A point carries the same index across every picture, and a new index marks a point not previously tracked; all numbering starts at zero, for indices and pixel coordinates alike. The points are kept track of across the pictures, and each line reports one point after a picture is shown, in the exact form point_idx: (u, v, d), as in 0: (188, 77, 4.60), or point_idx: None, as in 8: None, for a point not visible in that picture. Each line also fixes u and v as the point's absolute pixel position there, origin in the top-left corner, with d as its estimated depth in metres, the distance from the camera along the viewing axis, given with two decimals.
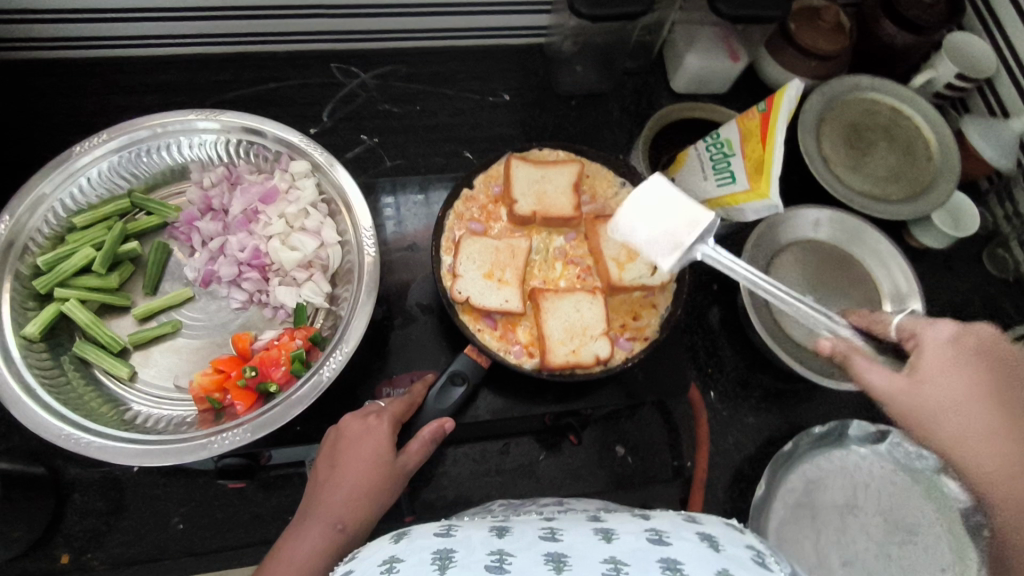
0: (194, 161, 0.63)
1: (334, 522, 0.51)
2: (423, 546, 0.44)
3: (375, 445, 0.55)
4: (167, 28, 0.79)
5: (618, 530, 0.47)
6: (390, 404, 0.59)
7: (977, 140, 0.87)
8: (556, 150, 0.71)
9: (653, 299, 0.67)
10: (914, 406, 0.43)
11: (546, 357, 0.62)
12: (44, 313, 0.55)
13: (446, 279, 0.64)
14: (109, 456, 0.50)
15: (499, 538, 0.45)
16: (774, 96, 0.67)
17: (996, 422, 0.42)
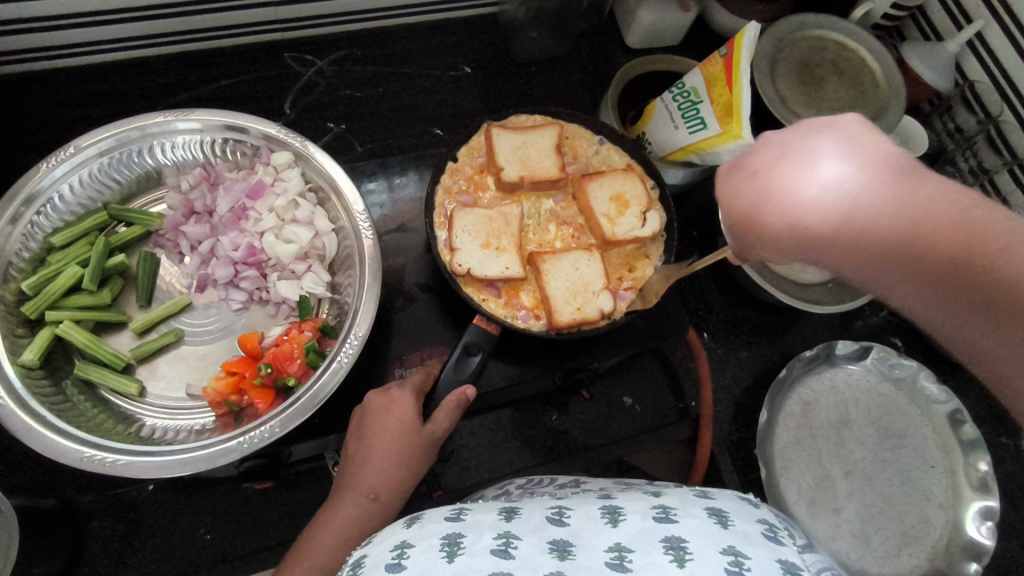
0: (170, 165, 0.61)
1: (367, 492, 0.53)
2: (433, 530, 0.45)
3: (399, 418, 0.56)
4: (104, 33, 0.75)
5: (625, 510, 0.48)
6: (410, 377, 0.60)
7: (918, 64, 0.92)
8: (532, 115, 0.72)
9: (646, 250, 0.70)
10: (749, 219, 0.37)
11: (553, 318, 0.64)
12: (38, 340, 0.53)
13: (444, 254, 0.65)
14: (138, 472, 0.48)
15: (507, 521, 0.46)
16: (734, 38, 0.68)
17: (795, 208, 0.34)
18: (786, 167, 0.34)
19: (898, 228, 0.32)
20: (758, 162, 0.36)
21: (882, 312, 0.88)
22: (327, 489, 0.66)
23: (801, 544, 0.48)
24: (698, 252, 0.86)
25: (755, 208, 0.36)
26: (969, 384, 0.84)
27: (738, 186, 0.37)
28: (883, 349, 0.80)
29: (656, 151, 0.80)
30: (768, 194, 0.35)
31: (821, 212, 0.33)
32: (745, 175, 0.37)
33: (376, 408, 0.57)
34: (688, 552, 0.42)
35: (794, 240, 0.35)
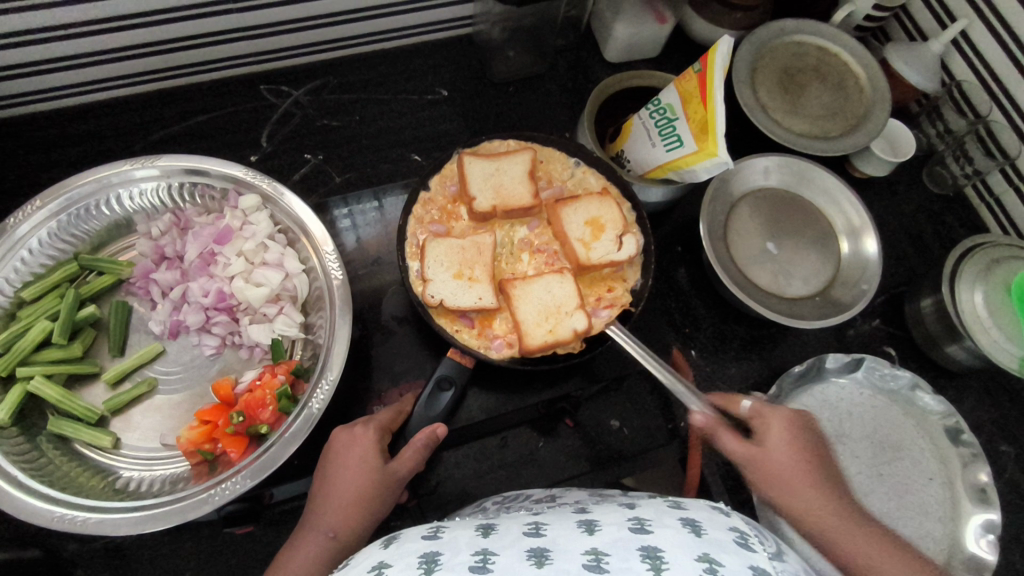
0: (139, 212, 0.62)
1: (326, 530, 0.52)
2: (410, 549, 0.45)
3: (362, 454, 0.55)
4: (76, 76, 0.75)
5: (601, 521, 0.48)
6: (378, 413, 0.60)
7: (902, 67, 0.90)
8: (506, 141, 0.72)
9: (623, 273, 0.69)
10: (761, 465, 0.56)
11: (524, 343, 0.63)
12: (9, 398, 0.53)
13: (417, 286, 0.64)
14: (110, 528, 0.49)
15: (484, 538, 0.46)
16: (707, 54, 0.67)
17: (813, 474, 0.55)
18: (816, 463, 0.56)
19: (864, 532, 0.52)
20: (791, 432, 0.57)
21: (874, 320, 0.87)
22: None
23: (771, 551, 0.47)
24: (683, 267, 0.85)
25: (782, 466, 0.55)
26: (965, 393, 0.83)
27: (771, 422, 0.58)
28: (875, 359, 0.79)
29: (635, 169, 0.79)
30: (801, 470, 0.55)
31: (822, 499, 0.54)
32: (783, 424, 0.58)
33: (339, 446, 0.57)
34: (664, 561, 0.41)
35: (787, 498, 0.54)
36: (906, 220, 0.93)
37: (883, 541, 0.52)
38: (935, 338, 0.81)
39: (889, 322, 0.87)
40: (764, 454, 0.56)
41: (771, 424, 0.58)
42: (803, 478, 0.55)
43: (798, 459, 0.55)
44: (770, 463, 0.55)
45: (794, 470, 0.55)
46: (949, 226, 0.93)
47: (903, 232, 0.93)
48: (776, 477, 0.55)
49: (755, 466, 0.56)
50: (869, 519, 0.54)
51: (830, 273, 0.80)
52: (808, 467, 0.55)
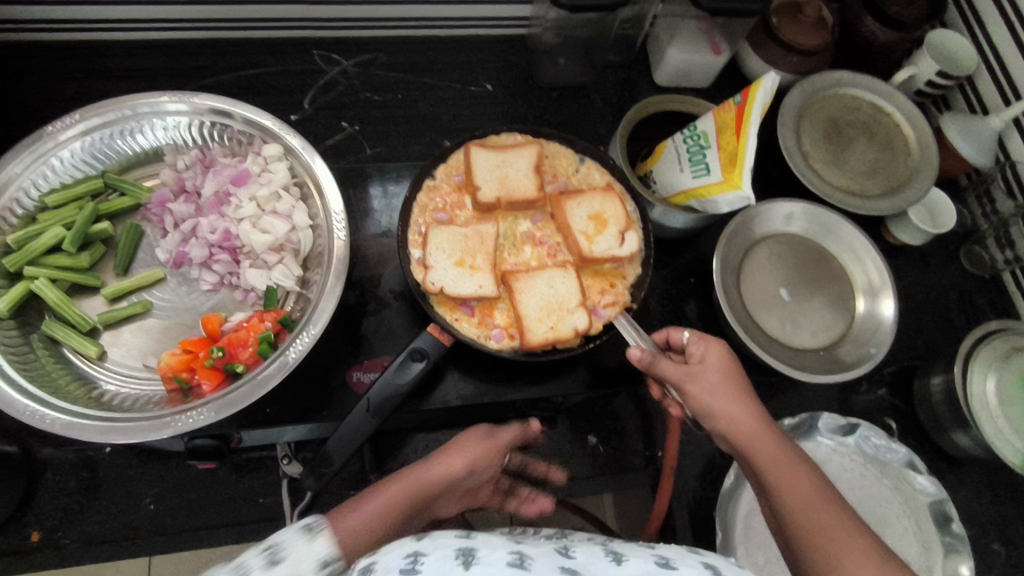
0: (168, 143, 0.64)
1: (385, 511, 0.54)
2: (444, 542, 0.45)
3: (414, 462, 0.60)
4: (143, 12, 0.79)
5: (627, 552, 0.48)
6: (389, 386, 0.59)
7: (956, 138, 0.87)
8: (514, 134, 0.73)
9: (624, 270, 0.69)
10: (699, 385, 0.58)
11: (525, 338, 0.63)
12: (12, 292, 0.56)
13: (418, 271, 0.65)
14: (76, 432, 0.50)
15: (517, 545, 0.47)
16: (749, 87, 0.66)
17: (750, 406, 0.57)
18: (749, 395, 0.58)
19: (794, 466, 0.54)
20: (726, 363, 0.59)
21: (880, 389, 0.83)
22: (274, 477, 0.67)
23: None
24: (693, 299, 0.84)
25: (720, 389, 0.57)
26: (963, 483, 0.80)
27: (707, 354, 0.59)
28: (869, 428, 0.76)
29: (659, 192, 0.79)
30: (738, 397, 0.57)
31: (758, 429, 0.56)
32: (723, 356, 0.60)
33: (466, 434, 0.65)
34: None
35: (725, 422, 0.57)
36: (934, 295, 0.90)
37: (809, 471, 0.54)
38: (941, 421, 0.78)
39: (895, 394, 0.83)
40: (704, 374, 0.58)
41: (712, 350, 0.60)
42: (736, 410, 0.57)
43: (735, 389, 0.58)
44: (708, 383, 0.58)
45: (730, 401, 0.57)
46: (978, 309, 0.90)
47: (928, 306, 0.89)
48: (714, 399, 0.57)
49: (693, 388, 0.58)
50: (800, 454, 0.56)
51: (840, 329, 0.78)
52: (741, 399, 0.57)
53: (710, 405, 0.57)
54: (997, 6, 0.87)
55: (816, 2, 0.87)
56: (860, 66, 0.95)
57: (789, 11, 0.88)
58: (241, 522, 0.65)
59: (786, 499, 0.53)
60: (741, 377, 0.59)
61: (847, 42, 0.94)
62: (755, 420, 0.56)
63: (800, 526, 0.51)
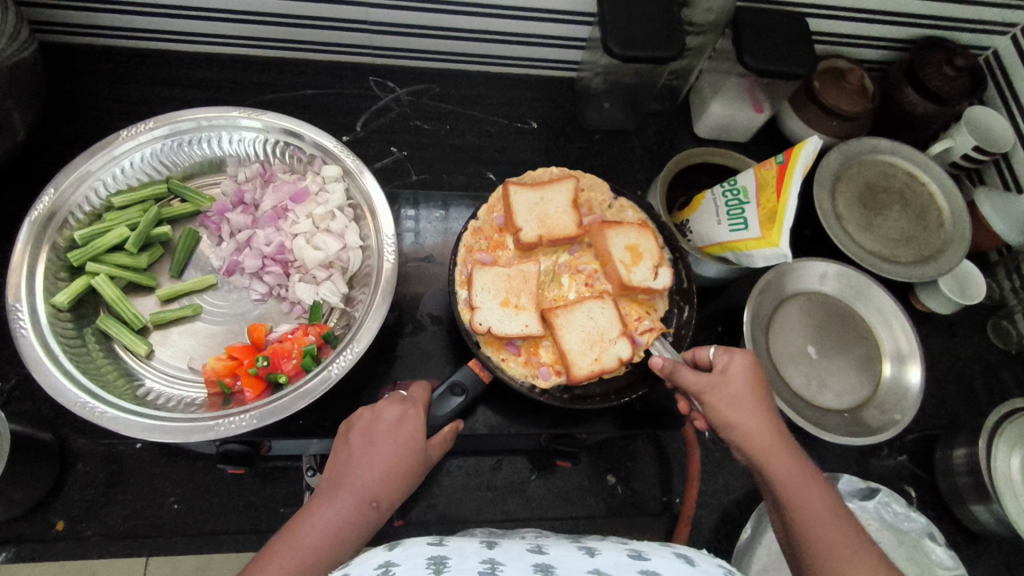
0: (232, 155, 0.68)
1: (370, 499, 0.52)
2: (416, 552, 0.47)
3: (410, 433, 0.56)
4: (215, 28, 0.82)
5: (600, 548, 0.51)
6: (416, 393, 0.60)
7: (989, 212, 0.89)
8: (551, 171, 0.76)
9: (656, 301, 0.71)
10: (717, 396, 0.57)
11: (572, 373, 0.65)
12: (73, 285, 0.59)
13: (464, 313, 0.66)
14: (120, 427, 0.52)
15: (489, 550, 0.49)
16: (792, 148, 0.67)
17: (771, 423, 0.56)
18: (769, 411, 0.57)
19: (810, 490, 0.53)
20: (750, 378, 0.57)
21: (900, 456, 0.83)
22: (296, 489, 0.68)
23: None
24: None
25: (740, 404, 0.56)
26: (980, 558, 0.79)
27: (732, 367, 0.58)
28: (890, 494, 0.76)
29: (695, 241, 0.80)
30: (757, 413, 0.56)
31: (777, 449, 0.55)
32: (747, 369, 0.58)
33: (394, 422, 0.57)
34: None
35: (743, 437, 0.55)
36: (959, 365, 0.90)
37: (822, 493, 0.53)
38: (962, 493, 0.78)
39: (916, 462, 0.83)
40: (725, 386, 0.57)
41: (736, 362, 0.58)
42: (755, 425, 0.55)
43: (756, 404, 0.56)
44: (727, 395, 0.56)
45: (750, 416, 0.56)
46: (1004, 383, 0.90)
47: (953, 376, 0.89)
48: (733, 412, 0.56)
49: (711, 398, 0.57)
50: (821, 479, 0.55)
51: (866, 393, 0.78)
52: (761, 414, 0.56)
53: (729, 417, 0.56)
54: None
55: (859, 71, 0.90)
56: (898, 135, 0.97)
57: (832, 77, 0.91)
58: (259, 530, 0.66)
59: (804, 524, 0.52)
60: (762, 393, 0.57)
61: (888, 110, 0.96)
62: (774, 438, 0.55)
63: (816, 555, 0.51)
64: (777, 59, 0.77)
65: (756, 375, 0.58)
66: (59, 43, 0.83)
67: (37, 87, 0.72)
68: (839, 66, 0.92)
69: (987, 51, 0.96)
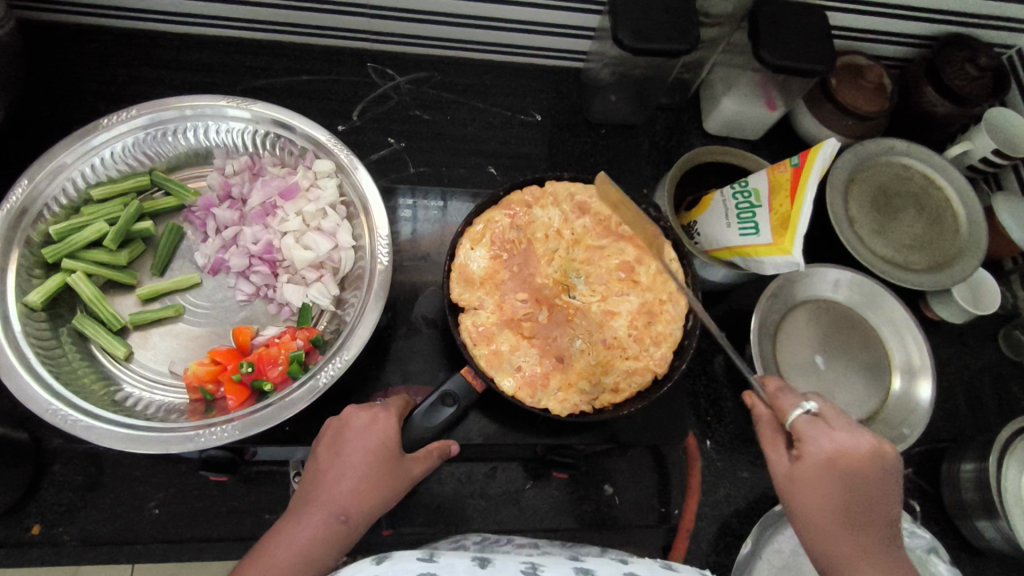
0: (219, 147, 0.65)
1: (337, 512, 0.50)
2: (405, 569, 0.45)
3: (383, 443, 0.53)
4: (205, 8, 0.78)
5: (598, 573, 0.50)
6: (392, 401, 0.58)
7: (1006, 218, 0.85)
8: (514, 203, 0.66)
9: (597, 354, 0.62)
10: (788, 477, 0.51)
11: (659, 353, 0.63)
12: (48, 283, 0.56)
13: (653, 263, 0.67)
14: (95, 437, 0.50)
15: (481, 569, 0.47)
16: (809, 150, 0.63)
17: (842, 514, 0.49)
18: (862, 496, 0.49)
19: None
20: (844, 452, 0.49)
21: (905, 469, 0.81)
22: (282, 495, 0.65)
23: None
24: (722, 355, 0.81)
25: (812, 493, 0.49)
26: None
27: (809, 443, 0.50)
28: (896, 509, 0.75)
29: (703, 244, 0.77)
30: (832, 505, 0.49)
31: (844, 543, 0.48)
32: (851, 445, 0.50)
33: (364, 434, 0.54)
34: None
35: (813, 523, 0.50)
36: (968, 376, 0.87)
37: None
38: (967, 509, 0.76)
39: (921, 475, 0.81)
40: (796, 471, 0.50)
41: (818, 445, 0.50)
42: (834, 509, 0.49)
43: (828, 494, 0.49)
44: (797, 481, 0.50)
45: (824, 499, 0.49)
46: (1014, 395, 0.87)
47: (961, 387, 0.87)
48: (803, 498, 0.50)
49: (783, 477, 0.52)
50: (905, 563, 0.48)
51: (874, 405, 0.75)
52: (844, 498, 0.49)
53: (798, 500, 0.50)
54: None
55: (877, 69, 0.87)
56: (915, 135, 0.93)
57: (850, 74, 0.88)
58: (244, 538, 0.63)
59: None
60: (848, 479, 0.49)
61: (905, 110, 0.92)
62: (847, 528, 0.48)
63: None
64: (795, 55, 0.74)
65: (843, 459, 0.49)
66: (41, 21, 0.79)
67: (14, 68, 0.69)
68: (857, 62, 0.89)
69: (1010, 51, 0.92)
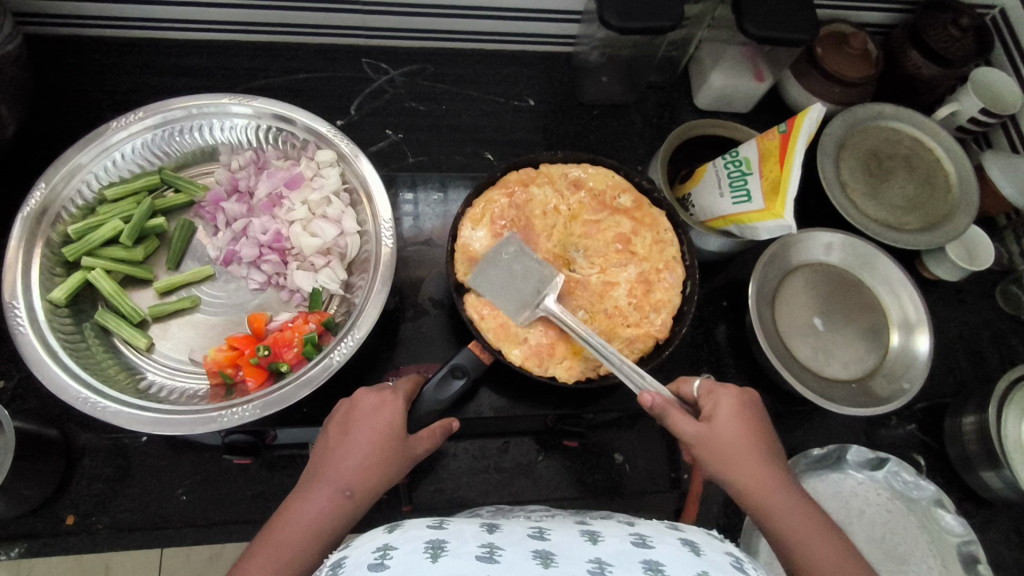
0: (224, 143, 0.68)
1: (343, 487, 0.52)
2: (416, 535, 0.47)
3: (388, 421, 0.55)
4: (203, 13, 0.81)
5: (604, 533, 0.51)
6: (401, 382, 0.60)
7: (996, 174, 0.87)
8: (509, 184, 0.68)
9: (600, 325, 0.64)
10: (710, 443, 0.54)
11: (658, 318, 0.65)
12: (69, 281, 0.59)
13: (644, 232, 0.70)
14: (123, 420, 0.52)
15: (489, 534, 0.49)
16: (795, 116, 0.65)
17: (761, 459, 0.54)
18: (771, 453, 0.55)
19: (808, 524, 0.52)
20: (744, 412, 0.56)
21: (909, 425, 0.83)
22: None
23: None
24: (724, 323, 0.83)
25: (732, 445, 0.54)
26: (989, 524, 0.79)
27: (715, 404, 0.56)
28: (898, 464, 0.75)
29: (698, 215, 0.78)
30: (756, 455, 0.54)
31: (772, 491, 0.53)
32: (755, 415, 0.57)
33: (367, 416, 0.56)
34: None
35: (746, 479, 0.54)
36: (966, 333, 0.89)
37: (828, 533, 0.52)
38: (971, 461, 0.77)
39: (925, 431, 0.83)
40: (713, 430, 0.55)
41: (722, 405, 0.56)
42: (756, 463, 0.54)
43: (746, 443, 0.55)
44: (720, 441, 0.54)
45: (743, 446, 0.54)
46: (1013, 349, 0.89)
47: (960, 344, 0.88)
48: (729, 458, 0.54)
49: (705, 447, 0.55)
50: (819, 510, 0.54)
51: (873, 363, 0.77)
52: (752, 443, 0.55)
53: (724, 461, 0.54)
54: None
55: (862, 35, 0.87)
56: (903, 99, 0.95)
57: (834, 42, 0.89)
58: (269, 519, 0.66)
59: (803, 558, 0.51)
60: (755, 430, 0.56)
61: (892, 74, 0.94)
62: (768, 469, 0.54)
63: None
64: (776, 25, 0.75)
65: (746, 414, 0.56)
66: (44, 34, 0.81)
67: (24, 80, 0.71)
68: (840, 31, 0.90)
69: (994, 10, 0.93)
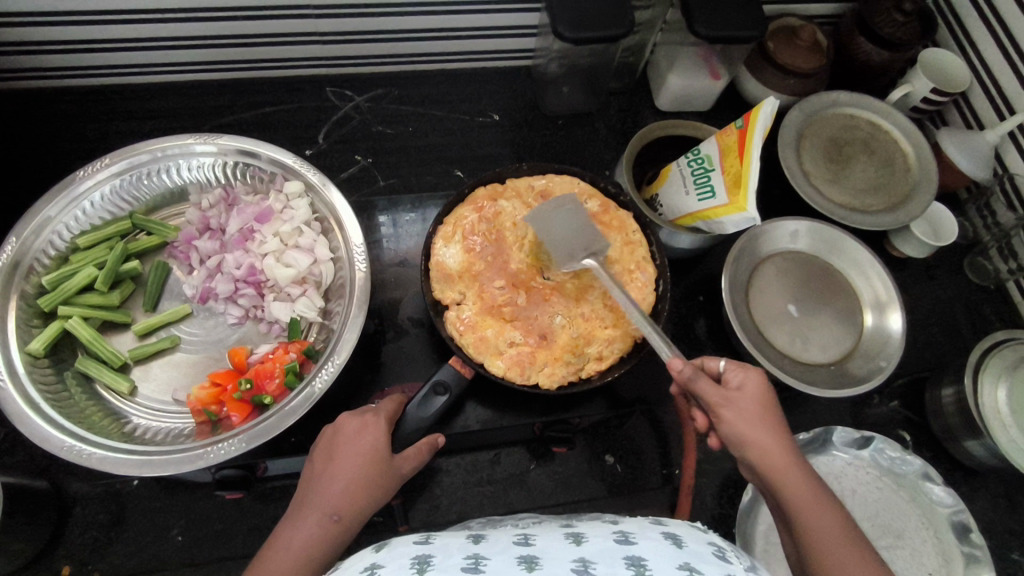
0: (193, 183, 0.69)
1: (330, 512, 0.52)
2: (402, 552, 0.47)
3: (373, 443, 0.56)
4: (164, 56, 0.82)
5: (588, 533, 0.52)
6: (383, 404, 0.61)
7: (953, 151, 0.88)
8: (478, 200, 0.69)
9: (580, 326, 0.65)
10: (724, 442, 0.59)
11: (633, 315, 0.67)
12: (47, 331, 0.60)
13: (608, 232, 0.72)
14: (109, 465, 0.53)
15: (475, 544, 0.49)
16: (750, 111, 0.67)
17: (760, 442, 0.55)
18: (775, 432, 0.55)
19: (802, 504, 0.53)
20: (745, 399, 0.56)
21: (892, 402, 0.84)
22: None
23: (748, 564, 0.50)
24: (702, 318, 0.85)
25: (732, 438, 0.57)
26: (978, 492, 0.80)
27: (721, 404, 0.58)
28: (884, 440, 0.77)
29: (666, 214, 0.80)
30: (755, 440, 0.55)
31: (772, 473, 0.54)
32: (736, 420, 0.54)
33: (351, 440, 0.57)
34: (648, 568, 0.45)
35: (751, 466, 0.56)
36: (939, 307, 0.91)
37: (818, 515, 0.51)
38: (953, 431, 0.79)
39: (908, 406, 0.84)
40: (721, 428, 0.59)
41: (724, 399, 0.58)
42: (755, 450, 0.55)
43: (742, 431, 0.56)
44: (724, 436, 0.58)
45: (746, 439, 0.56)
46: (986, 318, 0.91)
47: (935, 318, 0.90)
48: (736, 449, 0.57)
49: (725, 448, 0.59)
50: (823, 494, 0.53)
51: (849, 345, 0.79)
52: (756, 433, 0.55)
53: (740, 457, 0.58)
54: (986, 25, 0.90)
55: (810, 27, 0.90)
56: (856, 85, 0.97)
57: (784, 36, 0.91)
58: None
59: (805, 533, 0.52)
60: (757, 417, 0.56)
61: (843, 63, 0.96)
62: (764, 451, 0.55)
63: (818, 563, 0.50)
64: (728, 25, 0.78)
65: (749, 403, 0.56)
66: (7, 88, 0.82)
67: None
68: (789, 24, 0.92)
69: None
